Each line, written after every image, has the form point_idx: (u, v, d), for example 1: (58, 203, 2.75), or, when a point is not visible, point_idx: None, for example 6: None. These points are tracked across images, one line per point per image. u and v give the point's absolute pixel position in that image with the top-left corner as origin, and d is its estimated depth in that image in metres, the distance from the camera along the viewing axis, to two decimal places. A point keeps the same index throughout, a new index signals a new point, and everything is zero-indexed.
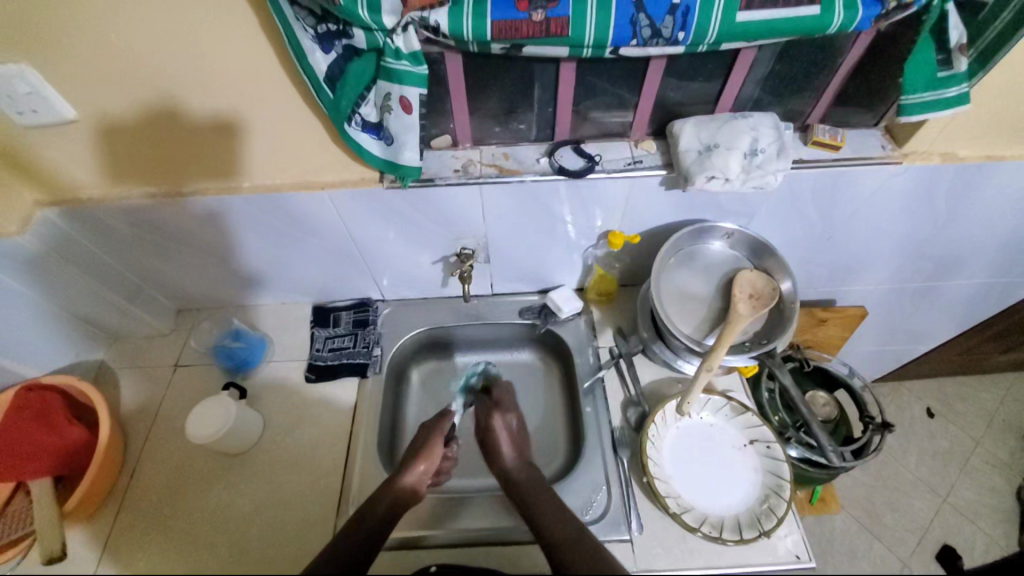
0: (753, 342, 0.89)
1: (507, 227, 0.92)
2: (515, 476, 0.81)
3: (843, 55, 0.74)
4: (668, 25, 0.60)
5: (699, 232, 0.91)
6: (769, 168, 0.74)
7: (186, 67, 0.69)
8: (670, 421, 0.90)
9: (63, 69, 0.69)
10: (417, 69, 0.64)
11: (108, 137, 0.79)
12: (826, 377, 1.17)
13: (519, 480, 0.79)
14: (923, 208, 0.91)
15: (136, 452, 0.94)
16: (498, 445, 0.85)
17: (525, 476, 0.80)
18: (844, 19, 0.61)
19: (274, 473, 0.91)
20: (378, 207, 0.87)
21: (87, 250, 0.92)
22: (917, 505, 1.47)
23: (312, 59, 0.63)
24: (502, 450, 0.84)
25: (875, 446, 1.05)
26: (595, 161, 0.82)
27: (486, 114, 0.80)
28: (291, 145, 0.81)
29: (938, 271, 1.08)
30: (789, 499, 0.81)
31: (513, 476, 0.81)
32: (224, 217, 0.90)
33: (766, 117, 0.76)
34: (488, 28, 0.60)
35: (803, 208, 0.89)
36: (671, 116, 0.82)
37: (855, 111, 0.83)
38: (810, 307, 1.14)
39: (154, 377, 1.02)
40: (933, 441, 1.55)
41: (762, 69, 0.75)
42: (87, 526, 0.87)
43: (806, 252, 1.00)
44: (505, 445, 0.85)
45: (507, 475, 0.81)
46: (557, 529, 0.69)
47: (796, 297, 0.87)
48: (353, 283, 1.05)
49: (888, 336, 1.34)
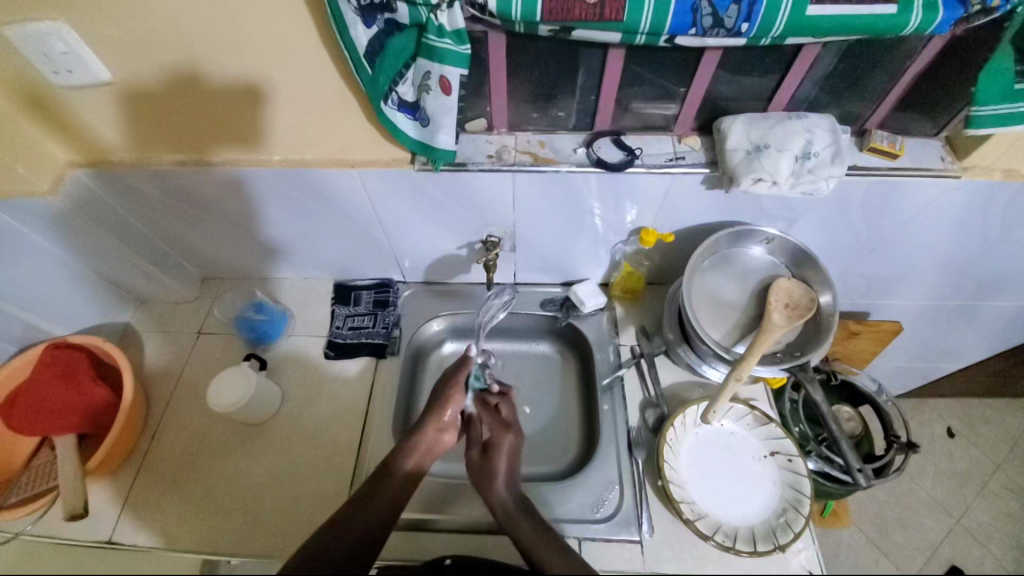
0: (784, 354, 0.86)
1: (537, 218, 0.89)
2: (513, 505, 0.74)
3: (911, 60, 0.69)
4: (732, 14, 0.56)
5: (737, 235, 0.88)
6: (822, 173, 0.70)
7: (223, 33, 0.67)
8: (690, 426, 0.88)
9: (101, 29, 0.68)
10: (459, 48, 0.61)
11: (142, 101, 0.78)
12: (853, 394, 1.14)
13: (519, 513, 0.73)
14: (976, 225, 0.86)
15: (158, 414, 0.96)
16: (496, 467, 0.77)
17: (521, 508, 0.74)
18: (923, 20, 0.56)
19: (289, 446, 0.91)
20: (408, 188, 0.85)
21: (117, 214, 0.92)
22: (928, 524, 1.48)
23: (354, 32, 0.61)
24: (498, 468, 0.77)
25: (898, 467, 1.02)
26: (635, 154, 0.79)
27: (523, 99, 0.77)
28: (323, 121, 0.79)
29: (980, 291, 1.03)
30: (808, 515, 0.79)
31: (509, 508, 0.74)
32: (253, 189, 0.89)
33: (823, 118, 0.72)
34: (538, 9, 0.57)
35: (850, 217, 0.85)
36: (718, 112, 0.78)
37: (916, 118, 0.78)
38: (841, 319, 1.10)
39: (177, 343, 1.03)
40: (951, 461, 1.52)
41: (823, 68, 0.70)
42: (107, 483, 0.89)
43: (845, 262, 0.96)
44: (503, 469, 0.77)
45: (501, 504, 0.74)
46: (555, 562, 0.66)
47: (835, 311, 0.83)
48: (375, 263, 1.04)
49: (917, 353, 1.29)
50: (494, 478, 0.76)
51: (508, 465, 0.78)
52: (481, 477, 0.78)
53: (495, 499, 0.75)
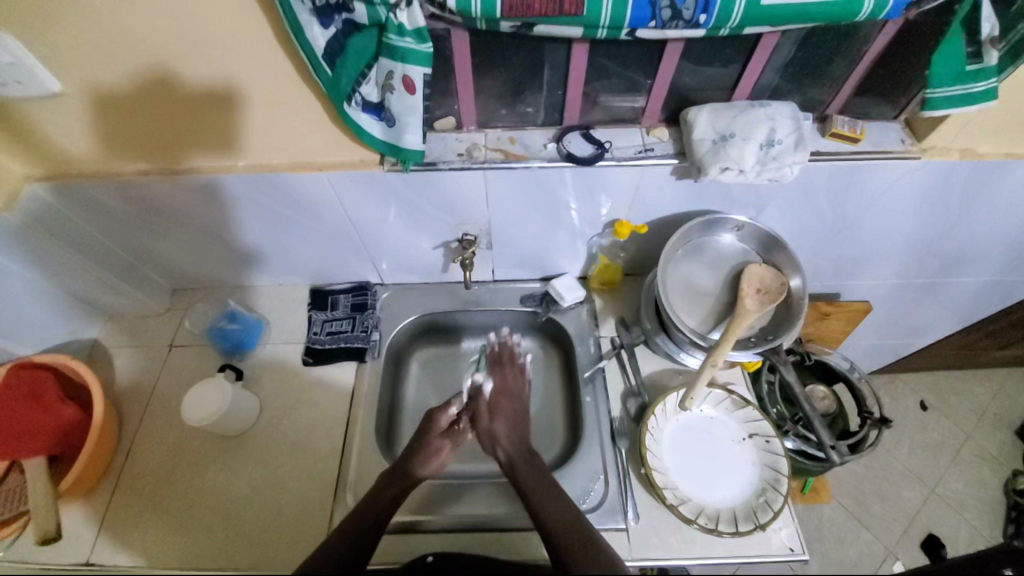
0: (758, 338, 0.88)
1: (511, 214, 0.89)
2: (520, 461, 0.79)
3: (868, 45, 0.71)
4: (690, 6, 0.57)
5: (708, 224, 0.89)
6: (785, 160, 0.72)
7: (178, 36, 0.65)
8: (670, 414, 0.89)
9: (47, 38, 0.65)
10: (421, 46, 0.60)
11: (97, 110, 0.75)
12: (827, 371, 1.18)
13: (523, 466, 0.78)
14: (937, 204, 0.89)
15: (132, 431, 0.94)
16: (498, 424, 0.83)
17: (526, 462, 0.79)
18: (874, 6, 0.58)
19: (271, 456, 0.90)
20: (378, 190, 0.84)
21: (78, 228, 0.90)
22: (905, 495, 1.49)
23: (310, 33, 0.60)
24: (498, 426, 0.83)
25: (871, 441, 1.05)
26: (605, 148, 0.79)
27: (491, 95, 0.77)
28: (288, 124, 0.77)
29: (944, 267, 1.06)
30: (786, 493, 0.81)
31: (514, 461, 0.80)
32: (221, 197, 0.87)
33: (785, 106, 0.73)
34: (498, 4, 0.56)
35: (815, 201, 0.87)
36: (684, 102, 0.79)
37: (875, 103, 0.80)
38: (814, 301, 1.13)
39: (149, 358, 1.01)
40: (925, 433, 1.56)
41: (783, 56, 0.71)
42: (84, 503, 0.87)
43: (814, 246, 0.98)
44: (503, 426, 0.83)
45: (506, 458, 0.81)
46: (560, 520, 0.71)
47: (805, 293, 0.85)
48: (350, 266, 1.03)
49: (888, 330, 1.33)
50: (498, 437, 0.82)
51: (508, 426, 0.83)
52: (487, 437, 0.83)
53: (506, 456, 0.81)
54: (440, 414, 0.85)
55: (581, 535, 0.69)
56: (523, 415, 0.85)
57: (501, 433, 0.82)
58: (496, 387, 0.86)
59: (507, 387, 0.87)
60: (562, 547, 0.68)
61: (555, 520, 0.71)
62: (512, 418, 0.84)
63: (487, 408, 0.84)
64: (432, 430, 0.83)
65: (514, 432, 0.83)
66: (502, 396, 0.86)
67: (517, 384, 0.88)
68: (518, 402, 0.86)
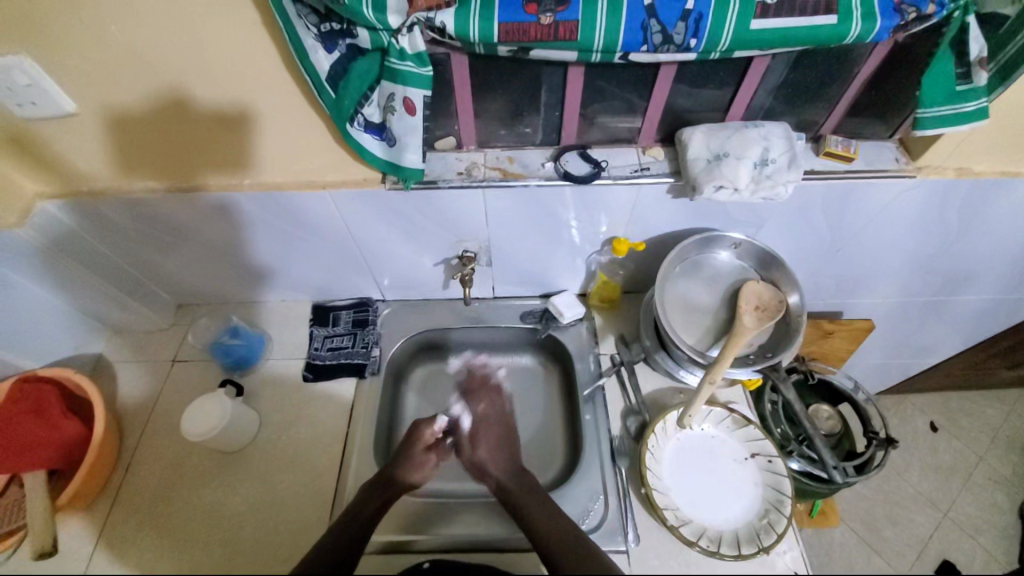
0: (757, 355, 0.87)
1: (510, 232, 0.90)
2: (510, 482, 0.82)
3: (858, 67, 0.72)
4: (680, 31, 0.59)
5: (705, 241, 0.90)
6: (779, 179, 0.73)
7: (191, 61, 0.68)
8: (670, 432, 0.88)
9: (66, 63, 0.68)
10: (421, 70, 0.63)
11: (110, 130, 0.78)
12: (832, 392, 1.14)
13: (513, 485, 0.81)
14: (935, 223, 0.89)
15: (132, 446, 0.94)
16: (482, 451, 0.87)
17: (514, 481, 0.82)
18: (862, 30, 0.59)
19: (269, 471, 0.90)
20: (381, 208, 0.86)
21: (88, 245, 0.92)
22: (917, 520, 1.46)
23: (314, 57, 0.62)
24: (482, 453, 0.87)
25: (878, 462, 1.03)
26: (602, 167, 0.81)
27: (491, 116, 0.79)
28: (294, 144, 0.80)
29: (947, 286, 1.06)
30: (790, 515, 0.80)
31: (505, 485, 0.82)
32: (227, 214, 0.89)
33: (778, 126, 0.75)
34: (495, 30, 0.58)
35: (813, 219, 0.87)
36: (680, 123, 0.80)
37: (869, 123, 0.81)
38: (816, 319, 1.12)
39: (152, 372, 1.02)
40: (935, 456, 1.50)
41: (775, 78, 0.73)
42: (82, 517, 0.87)
43: (814, 263, 0.98)
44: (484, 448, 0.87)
45: (499, 485, 0.82)
46: (550, 527, 0.73)
47: (803, 310, 0.85)
48: (352, 283, 1.04)
49: (894, 349, 1.32)
50: (485, 464, 0.86)
51: (492, 449, 0.88)
52: (475, 467, 0.87)
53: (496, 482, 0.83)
54: (426, 427, 0.88)
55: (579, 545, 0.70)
56: (507, 437, 0.90)
57: (487, 459, 0.86)
58: (475, 417, 0.93)
59: (488, 415, 0.94)
60: (558, 559, 0.69)
61: (548, 527, 0.73)
62: (497, 443, 0.89)
63: (469, 437, 0.90)
64: (418, 442, 0.86)
65: (499, 456, 0.87)
66: (481, 423, 0.92)
67: (497, 408, 0.95)
68: (501, 426, 0.91)
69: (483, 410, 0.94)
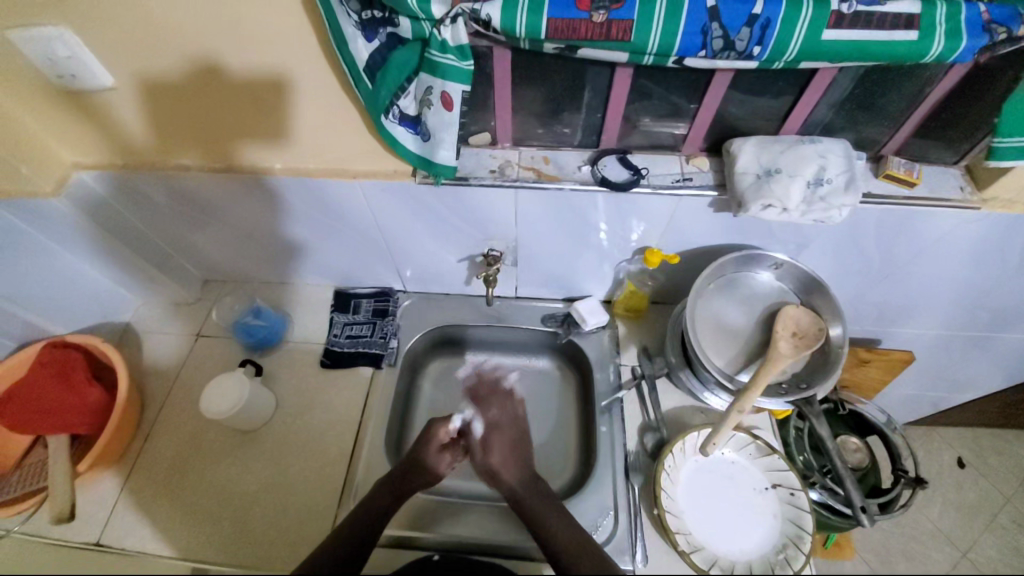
0: (790, 385, 0.83)
1: (539, 233, 0.87)
2: (525, 484, 0.79)
3: (932, 87, 0.66)
4: (744, 37, 0.55)
5: (746, 259, 0.85)
6: (834, 201, 0.68)
7: (228, 40, 0.67)
8: (689, 453, 0.85)
9: (108, 36, 0.68)
10: (462, 64, 0.60)
11: (146, 105, 0.78)
12: (860, 423, 1.09)
13: (530, 488, 0.79)
14: (995, 257, 0.83)
15: (152, 417, 0.95)
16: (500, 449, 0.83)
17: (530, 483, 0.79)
18: (945, 48, 0.54)
19: (281, 455, 0.90)
20: (409, 201, 0.84)
21: (121, 216, 0.92)
22: (933, 557, 1.39)
23: (353, 46, 0.60)
24: (495, 460, 0.82)
25: (905, 503, 0.98)
26: (641, 174, 0.77)
27: (529, 113, 0.75)
28: (327, 130, 0.78)
29: (998, 322, 0.99)
30: (809, 553, 0.76)
31: (517, 492, 0.78)
32: (255, 195, 0.88)
33: (837, 143, 0.70)
34: (543, 26, 0.55)
35: (863, 245, 0.82)
36: (729, 133, 0.76)
37: (936, 146, 0.75)
38: (852, 346, 1.06)
39: (175, 345, 1.03)
40: (960, 493, 1.39)
41: (839, 92, 0.68)
42: (101, 483, 0.89)
43: (857, 289, 0.93)
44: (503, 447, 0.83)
45: (511, 488, 0.79)
46: (566, 537, 0.71)
47: (845, 342, 0.80)
48: (375, 272, 1.03)
49: (930, 381, 1.25)
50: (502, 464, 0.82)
51: (506, 456, 0.82)
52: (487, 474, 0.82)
53: (509, 488, 0.80)
54: (440, 426, 0.84)
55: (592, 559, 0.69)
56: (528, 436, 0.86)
57: (500, 466, 0.81)
58: (487, 423, 0.87)
59: (499, 422, 0.87)
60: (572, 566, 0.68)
61: (565, 535, 0.71)
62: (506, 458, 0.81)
63: (481, 443, 0.84)
64: (432, 441, 0.82)
65: (514, 465, 0.82)
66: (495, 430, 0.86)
67: (511, 413, 0.89)
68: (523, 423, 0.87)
69: (494, 416, 0.88)
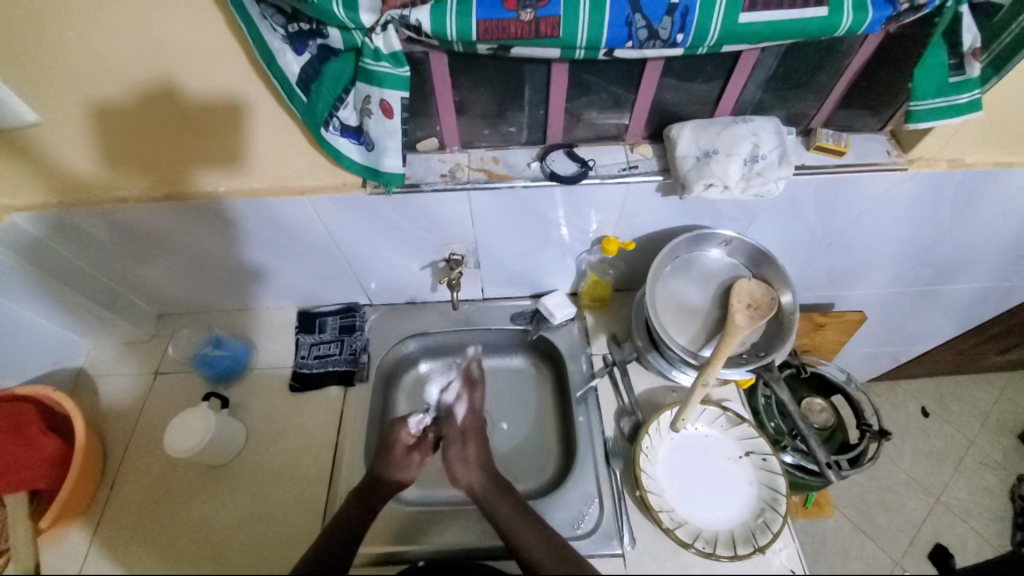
0: (750, 355, 0.87)
1: (497, 234, 0.88)
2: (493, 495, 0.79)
3: (848, 59, 0.71)
4: (666, 26, 0.57)
5: (696, 239, 0.88)
6: (770, 175, 0.71)
7: (154, 64, 0.66)
8: (664, 432, 0.87)
9: (28, 72, 0.65)
10: (398, 70, 0.60)
11: (75, 137, 0.74)
12: (823, 383, 1.13)
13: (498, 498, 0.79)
14: (927, 214, 0.88)
15: (116, 461, 0.91)
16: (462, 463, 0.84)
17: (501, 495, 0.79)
18: (854, 20, 0.57)
19: (257, 484, 0.88)
20: (365, 214, 0.83)
21: (62, 257, 0.88)
22: (909, 505, 1.43)
23: (283, 60, 0.60)
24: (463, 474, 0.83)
25: (872, 454, 1.03)
26: (589, 166, 0.79)
27: (474, 115, 0.76)
28: (270, 148, 0.77)
29: (939, 275, 1.05)
30: (785, 513, 0.79)
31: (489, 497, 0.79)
32: (203, 222, 0.86)
33: (768, 121, 0.73)
34: (473, 28, 0.56)
35: (805, 215, 0.86)
36: (669, 119, 0.78)
37: (860, 115, 0.79)
38: (807, 311, 1.11)
39: (133, 385, 0.99)
40: (926, 440, 1.47)
41: (765, 71, 0.71)
42: (67, 538, 0.84)
43: (806, 257, 0.97)
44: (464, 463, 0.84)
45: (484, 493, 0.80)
46: (535, 548, 0.71)
47: (796, 309, 0.84)
48: (338, 287, 1.02)
49: (885, 338, 1.31)
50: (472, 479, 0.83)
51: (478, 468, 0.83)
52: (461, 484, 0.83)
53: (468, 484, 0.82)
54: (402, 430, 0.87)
55: (567, 561, 0.69)
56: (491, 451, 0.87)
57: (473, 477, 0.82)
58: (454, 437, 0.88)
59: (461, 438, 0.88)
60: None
61: (538, 547, 0.71)
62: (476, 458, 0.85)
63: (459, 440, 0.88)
64: (396, 445, 0.85)
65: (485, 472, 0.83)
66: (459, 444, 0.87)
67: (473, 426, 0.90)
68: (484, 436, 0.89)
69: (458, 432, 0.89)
